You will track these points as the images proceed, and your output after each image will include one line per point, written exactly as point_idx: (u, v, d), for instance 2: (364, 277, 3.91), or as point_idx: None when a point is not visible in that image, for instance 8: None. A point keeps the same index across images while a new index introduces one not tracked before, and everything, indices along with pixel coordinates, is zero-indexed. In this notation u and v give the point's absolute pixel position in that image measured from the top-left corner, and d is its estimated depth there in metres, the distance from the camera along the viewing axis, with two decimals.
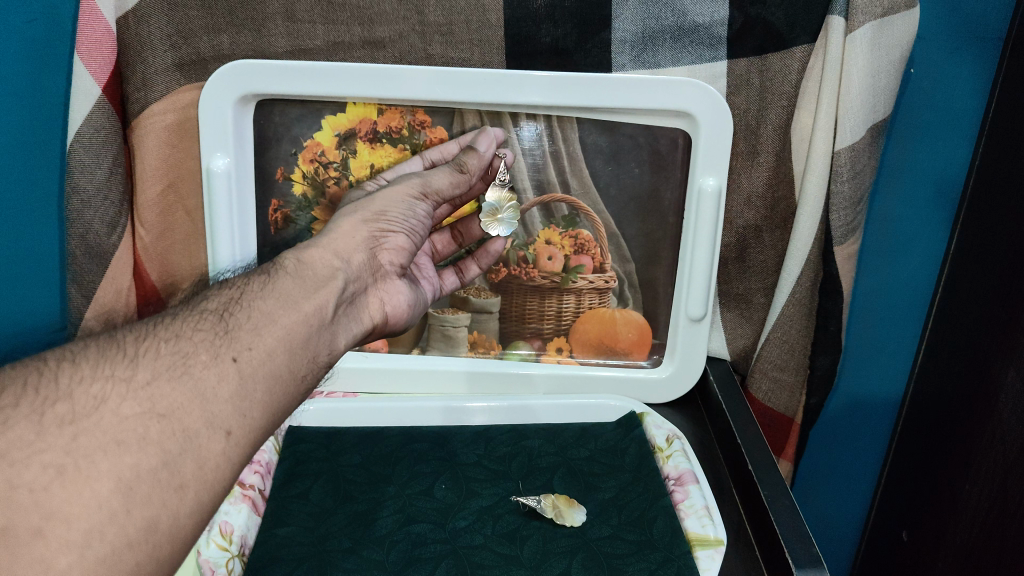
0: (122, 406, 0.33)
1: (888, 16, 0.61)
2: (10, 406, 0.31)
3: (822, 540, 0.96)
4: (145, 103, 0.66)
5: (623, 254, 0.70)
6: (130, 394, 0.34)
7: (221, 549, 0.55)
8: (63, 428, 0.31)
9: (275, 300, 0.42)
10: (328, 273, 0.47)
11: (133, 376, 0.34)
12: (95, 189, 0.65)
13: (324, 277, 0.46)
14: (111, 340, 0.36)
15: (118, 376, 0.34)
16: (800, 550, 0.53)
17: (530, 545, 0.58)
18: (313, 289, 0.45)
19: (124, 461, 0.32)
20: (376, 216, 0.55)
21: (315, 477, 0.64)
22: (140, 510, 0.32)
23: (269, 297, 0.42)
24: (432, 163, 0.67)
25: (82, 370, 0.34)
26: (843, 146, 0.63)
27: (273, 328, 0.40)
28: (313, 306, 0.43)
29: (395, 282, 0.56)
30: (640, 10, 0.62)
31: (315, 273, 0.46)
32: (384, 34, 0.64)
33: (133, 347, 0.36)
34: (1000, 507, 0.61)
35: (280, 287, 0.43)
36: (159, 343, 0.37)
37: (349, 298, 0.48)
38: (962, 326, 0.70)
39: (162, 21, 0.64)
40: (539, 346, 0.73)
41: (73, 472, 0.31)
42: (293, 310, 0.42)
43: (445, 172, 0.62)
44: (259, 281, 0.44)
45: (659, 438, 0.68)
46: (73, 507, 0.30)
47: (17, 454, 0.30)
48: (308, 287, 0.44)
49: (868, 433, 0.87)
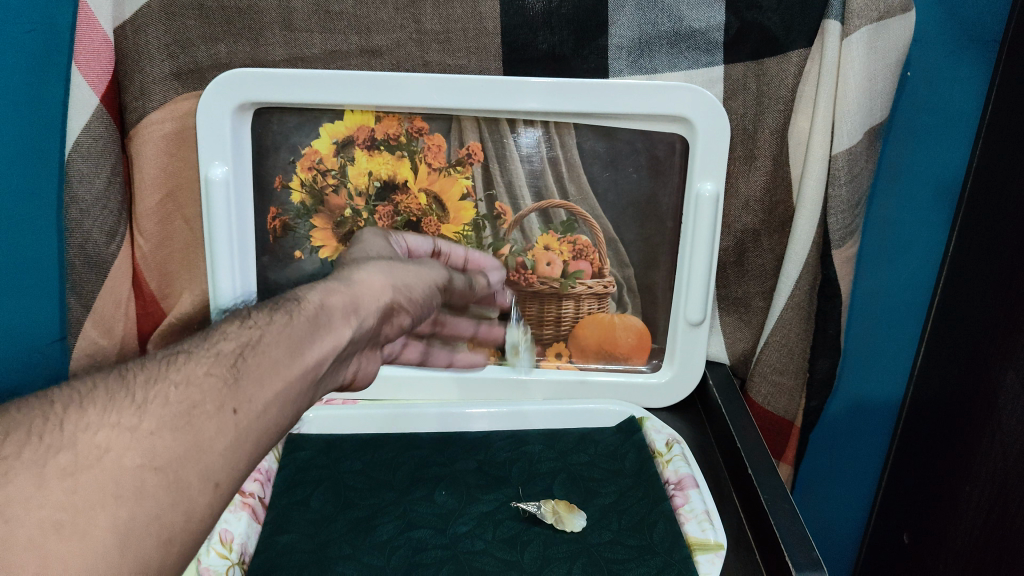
0: (124, 457, 0.33)
1: (884, 20, 0.62)
2: (12, 455, 0.31)
3: (822, 544, 0.96)
4: (143, 112, 0.66)
5: (621, 259, 0.70)
6: (133, 443, 0.33)
7: (222, 556, 0.55)
8: (64, 480, 0.31)
9: (284, 347, 0.42)
10: (342, 316, 0.46)
11: (139, 425, 0.34)
12: (94, 198, 0.66)
13: (338, 329, 0.46)
14: (121, 382, 0.36)
15: (125, 423, 0.34)
16: (801, 554, 0.53)
17: (530, 550, 0.58)
18: (319, 338, 0.44)
19: (120, 515, 0.32)
20: (397, 280, 0.54)
21: (314, 485, 0.64)
22: (134, 548, 0.32)
23: (279, 342, 0.42)
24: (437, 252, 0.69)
25: (88, 417, 0.34)
26: (839, 150, 0.64)
27: (276, 380, 0.40)
28: (314, 361, 0.43)
29: (379, 354, 0.55)
30: (637, 16, 0.63)
31: (329, 321, 0.45)
32: (381, 42, 0.64)
33: (142, 392, 0.35)
34: (1000, 509, 0.62)
35: (292, 331, 0.43)
36: (168, 387, 0.36)
37: (341, 357, 0.46)
38: (963, 329, 0.70)
39: (160, 30, 0.64)
40: (539, 351, 0.73)
41: (71, 527, 0.30)
42: (296, 361, 0.42)
43: (460, 278, 0.67)
44: (278, 318, 0.43)
45: (659, 443, 0.68)
46: (70, 561, 0.30)
47: (14, 510, 0.30)
48: (315, 336, 0.44)
49: (867, 437, 0.87)
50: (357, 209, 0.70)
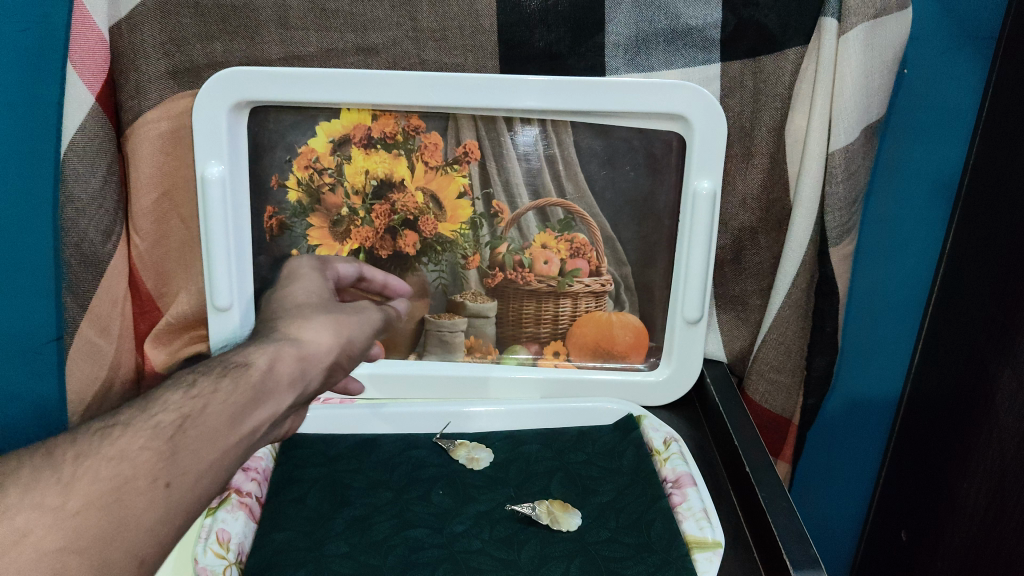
0: (43, 541, 0.34)
1: (881, 18, 0.62)
2: None
3: (820, 542, 0.96)
4: (138, 111, 0.66)
5: (618, 257, 0.70)
6: (58, 524, 0.35)
7: (219, 556, 0.55)
8: None
9: (224, 415, 0.43)
10: (288, 387, 0.48)
11: (65, 504, 0.36)
12: (90, 197, 0.66)
13: (279, 394, 0.48)
14: (47, 458, 0.37)
15: (49, 504, 0.35)
16: (799, 552, 0.53)
17: (527, 549, 0.58)
18: (257, 401, 0.46)
19: None
20: (339, 338, 0.55)
21: (311, 483, 0.64)
22: None
23: (218, 401, 0.43)
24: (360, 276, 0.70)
25: (8, 499, 0.35)
26: (836, 147, 0.64)
27: (213, 447, 0.42)
28: (245, 430, 0.45)
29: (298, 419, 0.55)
30: (634, 14, 0.62)
31: (278, 380, 0.48)
32: (377, 40, 0.64)
33: (69, 470, 0.37)
34: (998, 506, 0.62)
35: (236, 386, 0.45)
36: (98, 462, 0.38)
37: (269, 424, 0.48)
38: (960, 326, 0.70)
39: (155, 29, 0.64)
40: (536, 350, 0.73)
41: None
42: (234, 428, 0.44)
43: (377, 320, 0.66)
44: (218, 375, 0.45)
45: (657, 441, 0.67)
46: None
47: None
48: (260, 399, 0.46)
49: (865, 434, 0.87)
50: (354, 208, 0.69)
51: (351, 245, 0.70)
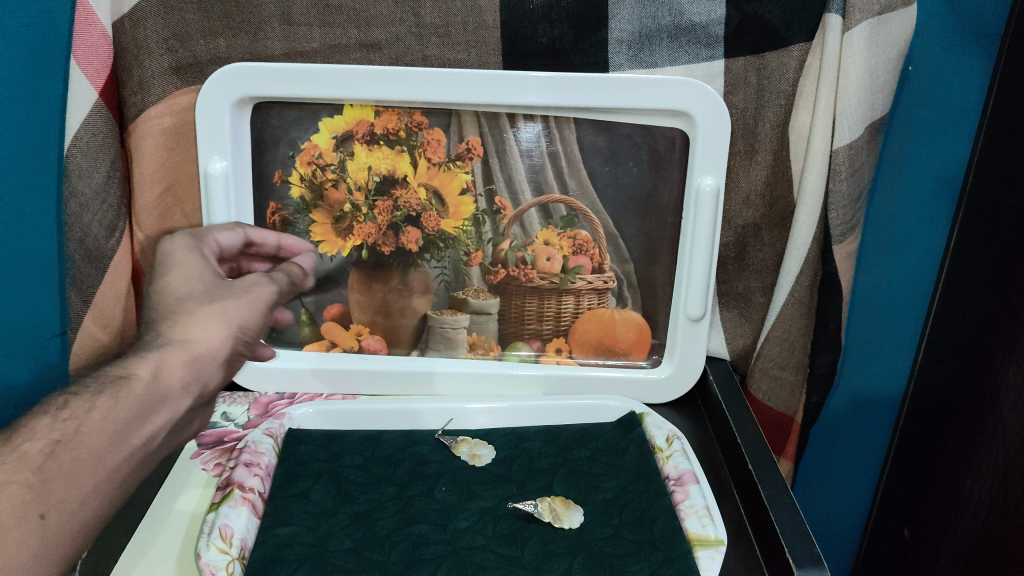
0: None
1: (885, 14, 0.61)
2: None
3: (823, 541, 0.96)
4: (141, 107, 0.66)
5: (621, 254, 0.70)
6: None
7: (222, 551, 0.55)
8: None
9: (107, 436, 0.42)
10: (183, 390, 0.46)
11: None
12: (94, 192, 0.66)
13: (176, 401, 0.46)
14: None
15: None
16: (802, 550, 0.53)
17: (530, 546, 0.58)
18: (190, 386, 0.47)
19: None
20: (234, 327, 0.50)
21: (314, 478, 0.63)
22: None
23: (92, 429, 0.41)
24: (248, 242, 0.66)
25: None
26: (841, 145, 0.64)
27: (94, 472, 0.41)
28: (142, 440, 0.44)
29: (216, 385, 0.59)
30: (637, 10, 0.62)
31: (172, 384, 0.45)
32: (380, 36, 0.64)
33: None
34: (1001, 503, 0.62)
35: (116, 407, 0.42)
36: None
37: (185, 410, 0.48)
38: (963, 324, 0.70)
39: (158, 25, 0.64)
40: (538, 346, 0.73)
41: None
42: (119, 447, 0.42)
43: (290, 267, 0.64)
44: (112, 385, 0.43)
45: (659, 438, 0.67)
46: None
47: None
48: (149, 412, 0.44)
49: (868, 432, 0.87)
50: (356, 204, 0.69)
51: (354, 241, 0.70)
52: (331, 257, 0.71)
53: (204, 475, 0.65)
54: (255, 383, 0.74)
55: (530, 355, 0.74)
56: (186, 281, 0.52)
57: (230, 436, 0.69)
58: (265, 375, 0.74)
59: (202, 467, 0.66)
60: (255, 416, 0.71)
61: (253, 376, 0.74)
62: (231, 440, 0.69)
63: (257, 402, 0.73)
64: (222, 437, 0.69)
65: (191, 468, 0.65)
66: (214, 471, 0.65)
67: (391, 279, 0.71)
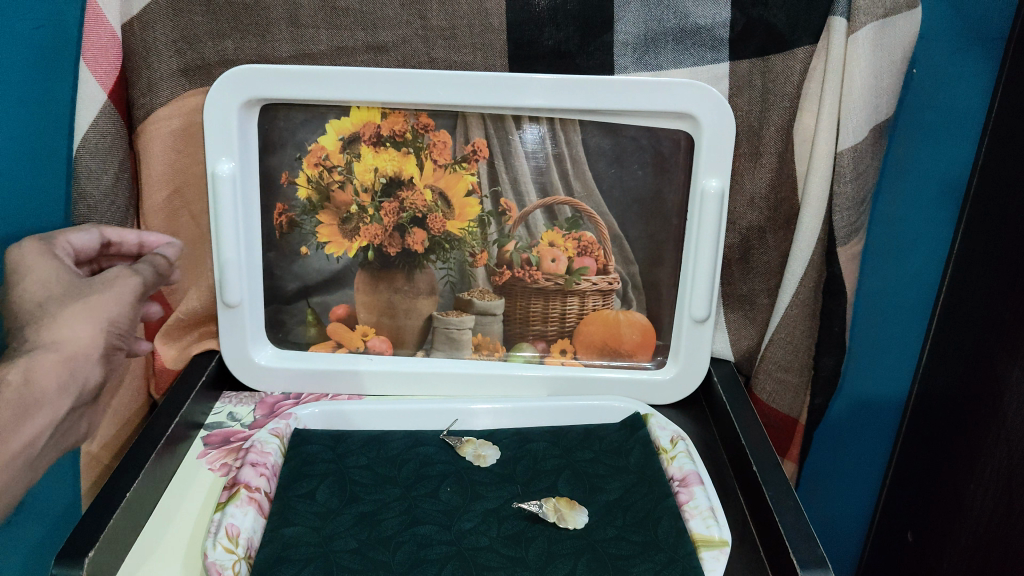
0: None
1: (890, 17, 0.62)
2: None
3: (827, 544, 0.96)
4: (150, 108, 0.66)
5: (626, 255, 0.70)
6: None
7: (228, 551, 0.55)
8: None
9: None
10: (59, 393, 0.52)
11: None
12: (102, 194, 0.66)
13: (55, 403, 0.52)
14: None
15: None
16: (806, 552, 0.53)
17: (535, 546, 0.58)
18: (63, 392, 0.52)
19: None
20: (103, 323, 0.54)
21: (320, 477, 0.64)
22: None
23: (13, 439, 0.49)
24: (105, 242, 0.63)
25: None
26: (845, 147, 0.64)
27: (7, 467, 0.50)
28: (22, 446, 0.50)
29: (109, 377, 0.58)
30: (642, 13, 0.63)
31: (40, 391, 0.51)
32: (386, 38, 0.64)
33: None
34: (1005, 508, 0.62)
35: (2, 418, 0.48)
36: None
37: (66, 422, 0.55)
38: (967, 327, 0.70)
39: (167, 28, 0.64)
40: (542, 347, 0.73)
41: None
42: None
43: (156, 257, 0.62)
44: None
45: (664, 439, 0.67)
46: None
47: None
48: (24, 417, 0.50)
49: (872, 435, 0.87)
50: (363, 205, 0.70)
51: (360, 242, 0.71)
52: (337, 257, 0.71)
53: (211, 474, 0.65)
54: (260, 383, 0.74)
55: (535, 356, 0.74)
56: (42, 284, 0.54)
57: (236, 436, 0.69)
58: (271, 374, 0.74)
59: (208, 466, 0.66)
60: (261, 416, 0.71)
61: (258, 377, 0.74)
62: (238, 439, 0.69)
63: (263, 402, 0.73)
64: (228, 437, 0.69)
65: (197, 468, 0.66)
66: (221, 471, 0.66)
67: (396, 280, 0.72)
